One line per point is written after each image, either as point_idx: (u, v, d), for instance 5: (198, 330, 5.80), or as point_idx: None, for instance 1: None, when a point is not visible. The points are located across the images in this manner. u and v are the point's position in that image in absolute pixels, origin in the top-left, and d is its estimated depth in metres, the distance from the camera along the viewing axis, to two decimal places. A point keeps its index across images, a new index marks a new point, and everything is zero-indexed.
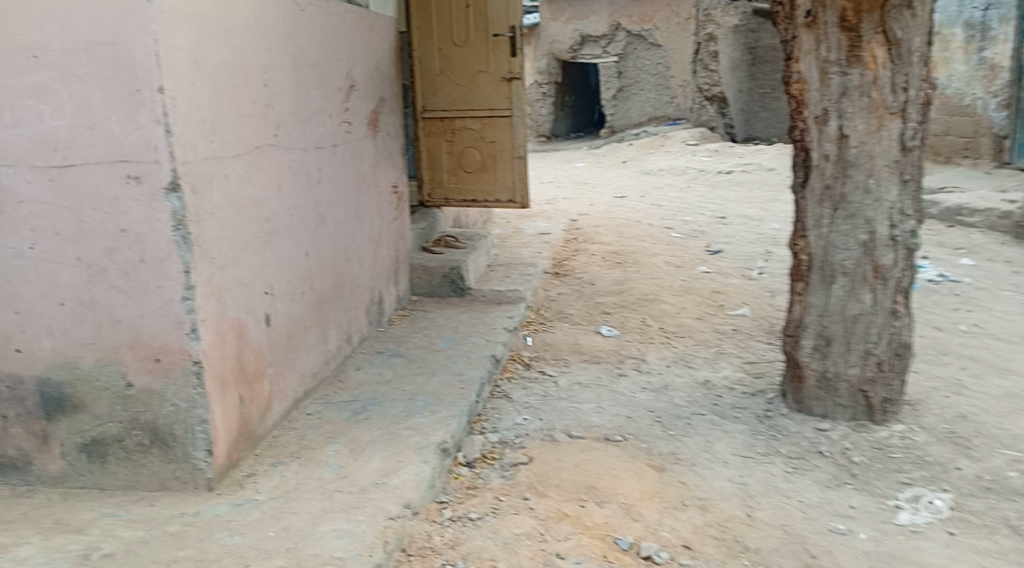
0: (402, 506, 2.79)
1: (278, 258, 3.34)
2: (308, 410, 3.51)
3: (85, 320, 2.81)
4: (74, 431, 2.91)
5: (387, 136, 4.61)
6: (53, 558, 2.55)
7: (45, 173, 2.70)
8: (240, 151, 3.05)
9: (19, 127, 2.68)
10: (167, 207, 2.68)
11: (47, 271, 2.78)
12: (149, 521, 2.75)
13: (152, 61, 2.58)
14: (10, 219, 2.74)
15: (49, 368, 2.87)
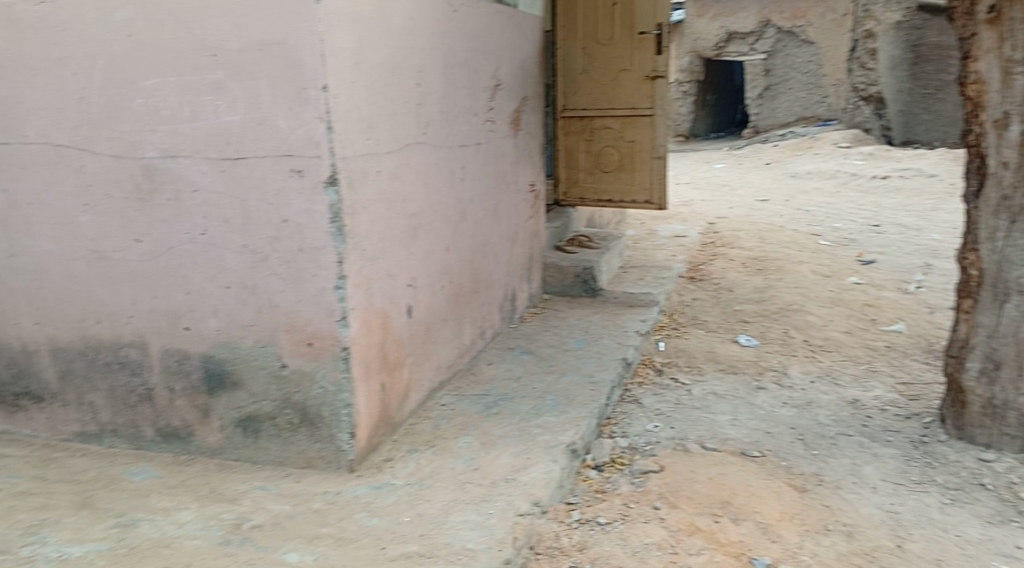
0: (532, 504, 2.81)
1: (421, 252, 3.43)
2: (442, 401, 3.59)
3: (247, 304, 2.98)
4: (232, 407, 3.10)
5: (528, 135, 4.64)
6: (208, 525, 2.73)
7: (218, 165, 2.88)
8: (393, 148, 3.16)
9: (197, 121, 2.86)
10: (325, 200, 2.81)
11: (215, 256, 2.97)
12: (295, 497, 2.90)
13: (318, 61, 2.70)
14: (186, 206, 2.94)
15: (213, 346, 3.06)
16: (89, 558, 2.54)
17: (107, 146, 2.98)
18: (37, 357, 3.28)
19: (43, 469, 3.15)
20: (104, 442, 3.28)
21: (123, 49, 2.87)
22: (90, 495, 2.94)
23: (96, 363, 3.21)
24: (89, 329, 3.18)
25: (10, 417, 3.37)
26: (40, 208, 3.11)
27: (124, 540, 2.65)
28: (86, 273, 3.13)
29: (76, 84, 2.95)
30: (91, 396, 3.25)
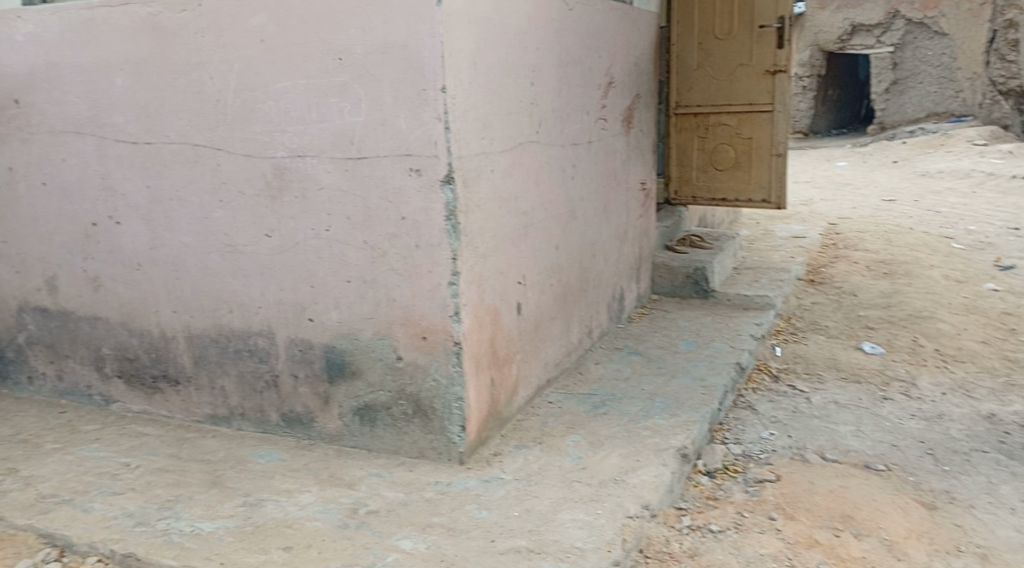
0: (641, 506, 2.79)
1: (531, 250, 3.45)
2: (550, 399, 3.61)
3: (367, 298, 3.08)
4: (351, 396, 3.21)
5: (640, 133, 4.60)
6: (327, 508, 2.85)
7: (342, 164, 2.99)
8: (506, 147, 3.19)
9: (323, 122, 2.98)
10: (441, 198, 2.87)
11: (338, 252, 3.09)
12: (408, 485, 2.98)
13: (438, 62, 2.76)
14: (311, 203, 3.07)
15: (334, 337, 3.18)
16: (219, 534, 2.72)
17: (241, 146, 3.14)
18: (174, 343, 3.49)
19: (178, 448, 3.35)
20: (233, 425, 3.47)
21: (256, 54, 3.01)
22: (220, 474, 3.12)
23: (227, 351, 3.39)
24: (221, 318, 3.36)
25: (149, 398, 3.61)
26: (179, 203, 3.31)
27: (250, 518, 2.80)
28: (218, 265, 3.31)
29: (213, 87, 3.12)
30: (222, 381, 3.43)
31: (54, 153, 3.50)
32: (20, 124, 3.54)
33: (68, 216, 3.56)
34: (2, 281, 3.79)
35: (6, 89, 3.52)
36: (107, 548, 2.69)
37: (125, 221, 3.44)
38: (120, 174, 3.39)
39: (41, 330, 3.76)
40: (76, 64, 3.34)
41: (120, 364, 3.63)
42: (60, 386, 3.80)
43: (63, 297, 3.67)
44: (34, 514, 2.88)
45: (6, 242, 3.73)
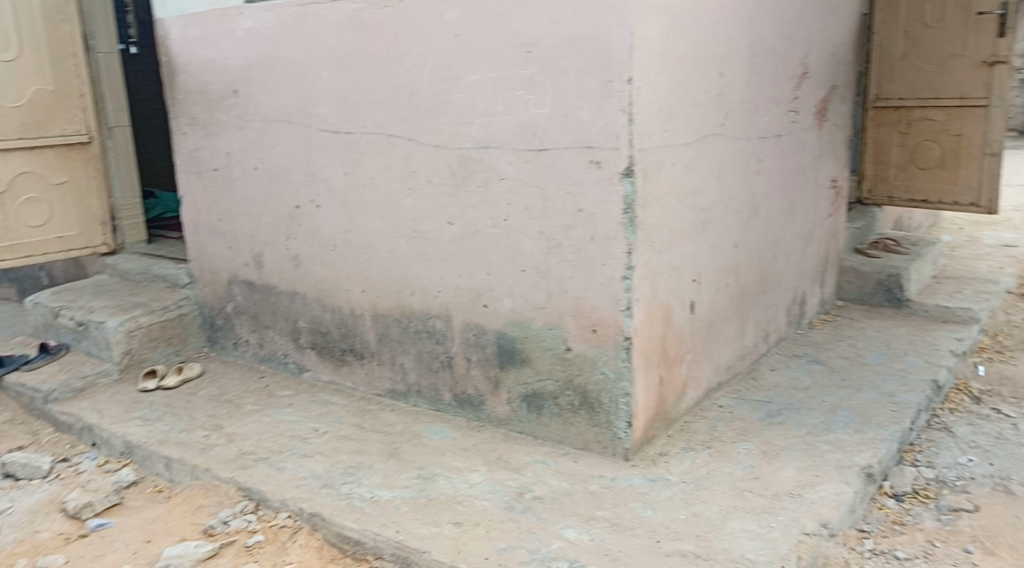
0: (819, 524, 2.66)
1: (710, 247, 3.37)
2: (720, 402, 3.51)
3: (541, 288, 3.13)
4: (520, 382, 3.27)
5: (834, 128, 4.36)
6: (496, 490, 2.92)
7: (524, 155, 3.04)
8: (690, 140, 3.12)
9: (509, 114, 3.04)
10: (620, 191, 2.86)
11: (515, 241, 3.15)
12: (574, 476, 3.00)
13: (626, 53, 2.74)
14: (493, 193, 3.15)
15: (507, 324, 3.25)
16: (395, 504, 2.87)
17: (431, 137, 3.26)
18: (360, 320, 3.70)
19: (360, 418, 3.55)
20: (409, 401, 3.63)
21: (450, 47, 3.12)
22: (397, 446, 3.28)
23: (408, 330, 3.55)
24: (404, 299, 3.52)
25: (336, 369, 3.85)
26: (372, 190, 3.49)
27: (423, 491, 2.94)
28: (404, 250, 3.47)
29: (409, 80, 3.26)
30: (402, 358, 3.60)
31: (265, 140, 3.79)
32: (238, 112, 3.86)
33: (274, 198, 3.85)
34: (216, 255, 4.16)
35: (227, 81, 3.85)
36: (296, 505, 2.90)
37: (324, 204, 3.67)
38: (322, 161, 3.62)
39: (246, 301, 4.10)
40: (288, 57, 3.60)
41: (312, 336, 3.89)
42: (260, 352, 4.12)
43: (266, 272, 3.98)
44: (235, 468, 3.16)
45: (221, 220, 4.08)
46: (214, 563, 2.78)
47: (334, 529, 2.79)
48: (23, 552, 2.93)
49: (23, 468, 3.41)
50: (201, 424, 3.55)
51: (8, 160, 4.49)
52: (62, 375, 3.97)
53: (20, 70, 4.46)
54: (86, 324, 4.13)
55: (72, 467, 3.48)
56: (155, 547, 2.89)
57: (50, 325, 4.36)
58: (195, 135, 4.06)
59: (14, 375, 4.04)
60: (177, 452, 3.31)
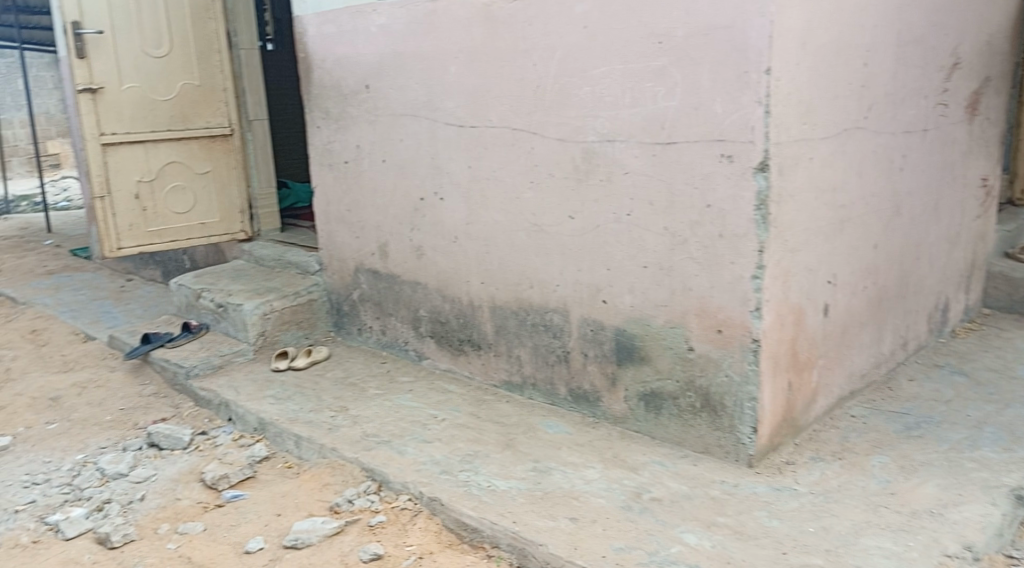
0: (962, 546, 2.49)
1: (846, 247, 3.20)
2: (853, 412, 3.34)
3: (663, 285, 3.05)
4: (638, 380, 3.21)
5: (986, 122, 4.06)
6: (613, 488, 2.88)
7: (651, 149, 2.97)
8: (829, 134, 2.97)
9: (637, 106, 2.98)
10: (753, 186, 2.75)
11: (638, 236, 3.08)
12: (694, 479, 2.92)
13: (764, 43, 2.63)
14: (617, 187, 3.10)
15: (627, 321, 3.19)
16: (512, 494, 2.88)
17: (555, 130, 3.24)
18: (479, 311, 3.72)
19: (476, 407, 3.58)
20: (525, 394, 3.63)
21: (579, 40, 3.08)
22: (513, 437, 3.28)
23: (525, 323, 3.55)
24: (522, 293, 3.52)
25: (454, 358, 3.89)
26: (494, 183, 3.50)
27: (539, 484, 2.93)
28: (525, 243, 3.46)
29: (536, 74, 3.24)
30: (519, 351, 3.60)
31: (394, 134, 3.87)
32: (368, 107, 3.95)
33: (400, 190, 3.92)
34: (344, 244, 4.28)
35: (359, 76, 3.94)
36: (416, 489, 2.96)
37: (447, 197, 3.71)
38: (447, 155, 3.66)
39: (371, 289, 4.21)
40: (418, 52, 3.65)
41: (432, 326, 3.95)
42: (382, 339, 4.22)
43: (391, 262, 4.06)
44: (359, 449, 3.25)
45: (350, 211, 4.20)
46: (339, 540, 2.85)
47: (453, 514, 2.83)
48: (166, 517, 3.09)
49: (167, 438, 3.61)
50: (327, 405, 3.67)
51: (157, 150, 4.79)
52: (202, 353, 4.19)
53: (170, 66, 4.77)
54: (225, 306, 4.34)
55: (210, 440, 3.67)
56: (285, 520, 3.00)
57: (191, 306, 4.60)
58: (328, 129, 4.19)
59: (160, 351, 4.30)
60: (305, 430, 3.44)
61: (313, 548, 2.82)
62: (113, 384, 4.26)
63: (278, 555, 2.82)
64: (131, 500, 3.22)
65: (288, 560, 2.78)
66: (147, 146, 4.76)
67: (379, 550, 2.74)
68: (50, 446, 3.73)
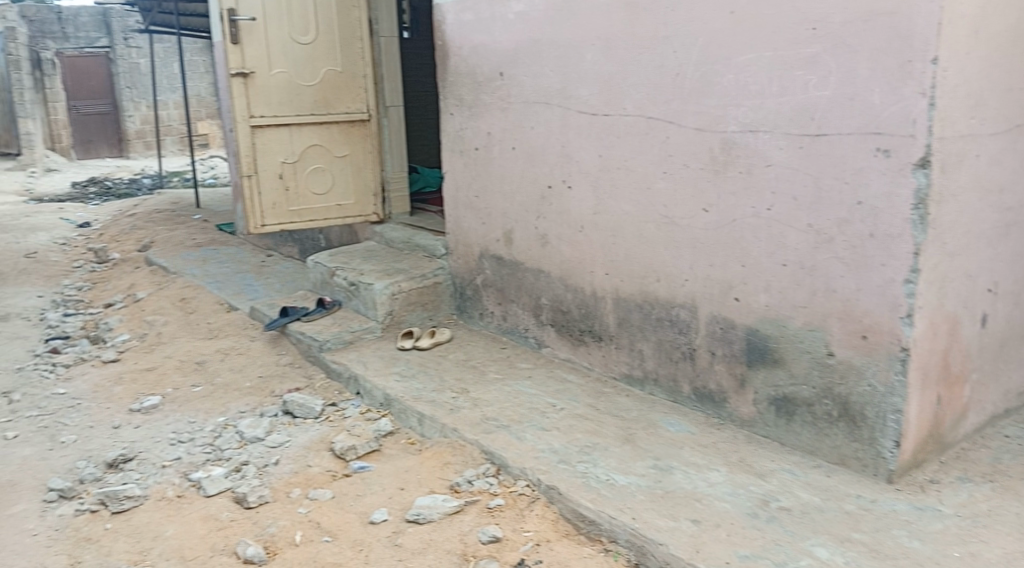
0: None
1: (1010, 254, 2.97)
2: (1006, 431, 3.10)
3: (803, 285, 2.92)
4: (769, 384, 3.08)
5: None
6: (737, 492, 2.79)
7: (798, 141, 2.84)
8: (999, 130, 2.76)
9: (784, 96, 2.85)
10: (912, 183, 2.58)
11: (778, 233, 2.96)
12: (826, 491, 2.78)
13: (932, 30, 2.46)
14: (758, 180, 2.98)
15: (761, 321, 3.07)
16: (631, 490, 2.83)
17: (693, 120, 3.14)
18: (602, 302, 3.67)
19: (596, 399, 3.54)
20: (646, 389, 3.56)
21: (724, 26, 2.98)
22: (633, 432, 3.23)
23: (650, 317, 3.47)
24: (649, 286, 3.45)
25: (574, 348, 3.86)
26: (625, 172, 3.44)
27: (660, 482, 2.87)
28: (654, 235, 3.39)
29: (676, 61, 3.16)
30: (642, 345, 3.53)
31: (526, 122, 3.87)
32: (502, 93, 3.96)
33: (529, 178, 3.91)
34: (471, 229, 4.32)
35: (495, 63, 3.96)
36: (534, 476, 2.95)
37: (576, 185, 3.68)
38: (578, 143, 3.62)
39: (494, 275, 4.23)
40: (554, 39, 3.63)
41: (554, 314, 3.93)
42: (503, 325, 4.24)
43: (516, 249, 4.07)
44: (479, 432, 3.28)
45: (478, 197, 4.23)
46: (459, 519, 2.88)
47: (571, 504, 2.81)
48: (298, 482, 3.22)
49: (300, 408, 3.76)
50: (450, 386, 3.72)
51: (300, 131, 4.98)
52: (334, 328, 4.33)
53: (316, 52, 4.93)
54: (357, 285, 4.46)
55: (339, 412, 3.79)
56: (407, 495, 3.06)
57: (326, 283, 4.77)
58: (461, 116, 4.23)
59: (295, 324, 4.48)
60: (429, 409, 3.50)
61: (434, 525, 2.86)
62: (252, 352, 4.48)
63: (400, 529, 2.87)
64: (266, 463, 3.37)
65: (410, 534, 2.83)
66: (292, 129, 4.95)
67: (498, 533, 2.75)
68: (194, 407, 3.95)
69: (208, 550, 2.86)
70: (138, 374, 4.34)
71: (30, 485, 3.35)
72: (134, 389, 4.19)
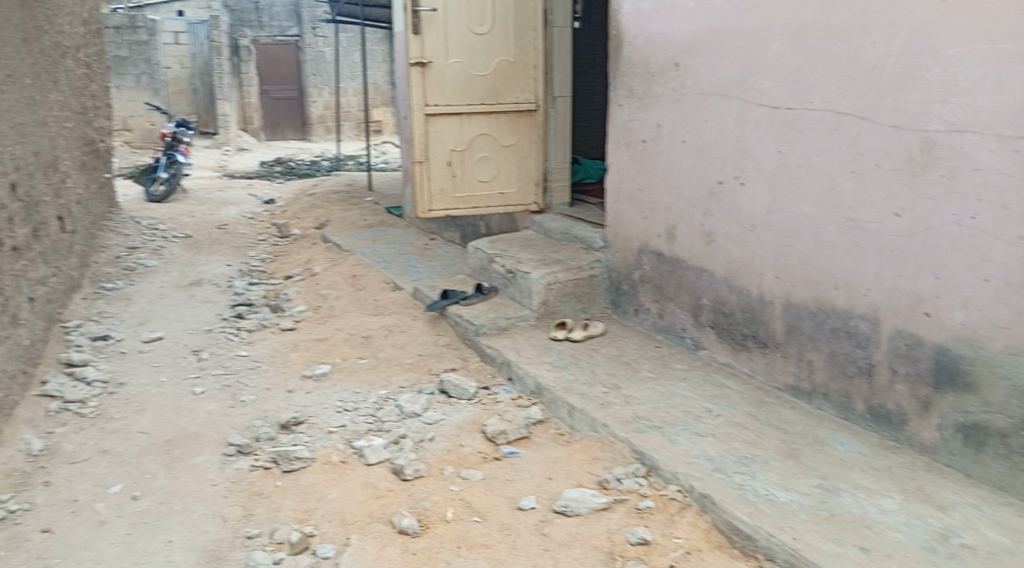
0: None
1: None
2: None
3: (1008, 303, 2.66)
4: (957, 409, 2.84)
5: None
6: (913, 523, 2.59)
7: (1013, 143, 2.60)
8: None
9: (1000, 94, 2.62)
10: None
11: (981, 244, 2.72)
12: (1018, 532, 2.53)
13: None
14: (960, 184, 2.75)
15: (953, 340, 2.83)
16: (793, 508, 2.68)
17: (889, 117, 2.94)
18: (769, 307, 3.51)
19: (757, 408, 3.39)
20: (813, 402, 3.37)
21: (933, 16, 2.77)
22: (797, 447, 3.06)
23: (823, 327, 3.28)
24: (824, 293, 3.26)
25: (735, 353, 3.72)
26: (806, 170, 3.26)
27: (825, 503, 2.71)
28: (834, 239, 3.19)
29: (873, 53, 2.96)
30: (811, 355, 3.34)
31: (700, 114, 3.74)
32: (676, 84, 3.85)
33: (698, 173, 3.79)
34: (633, 223, 4.25)
35: (671, 53, 3.86)
36: (688, 482, 2.87)
37: (750, 182, 3.52)
38: (755, 137, 3.47)
39: (654, 271, 4.14)
40: (737, 28, 3.49)
41: (715, 316, 3.80)
42: (659, 322, 4.15)
43: (678, 246, 3.96)
44: (631, 430, 3.22)
45: (642, 191, 4.15)
46: (608, 516, 2.84)
47: (725, 516, 2.70)
48: (451, 460, 3.28)
49: (455, 388, 3.84)
50: (602, 380, 3.68)
51: (472, 119, 5.07)
52: (491, 314, 4.38)
53: (492, 42, 5.00)
54: (514, 273, 4.50)
55: (491, 396, 3.83)
56: (556, 486, 3.05)
57: (484, 269, 4.84)
58: (630, 107, 4.15)
59: (454, 307, 4.57)
60: (580, 402, 3.47)
61: (582, 519, 2.83)
62: (413, 331, 4.62)
63: (548, 518, 2.87)
64: (422, 438, 3.46)
65: (557, 525, 2.82)
66: (463, 117, 5.05)
67: (647, 535, 2.69)
68: (359, 379, 4.12)
69: (366, 516, 2.96)
70: (310, 344, 4.58)
71: (212, 438, 3.61)
72: (306, 357, 4.42)
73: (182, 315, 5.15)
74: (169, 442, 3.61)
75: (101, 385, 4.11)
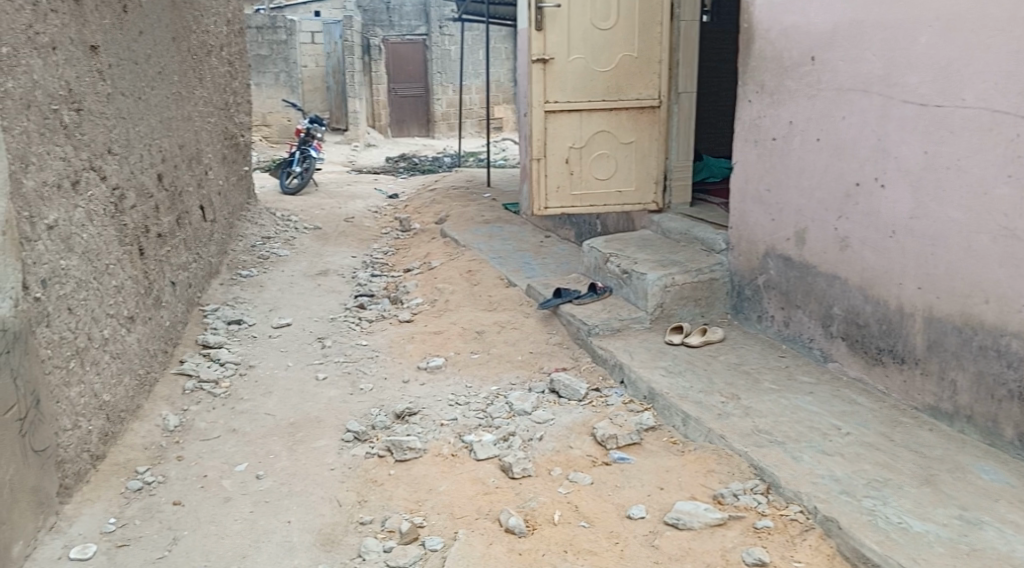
0: None
1: None
2: None
3: None
4: None
5: None
6: None
7: None
8: None
9: None
10: None
11: None
12: None
13: None
14: None
15: None
16: (929, 539, 2.48)
17: None
18: (908, 320, 3.27)
19: (890, 428, 3.16)
20: (954, 425, 3.12)
21: None
22: (935, 473, 2.83)
23: (970, 344, 3.02)
24: (972, 307, 3.01)
25: (868, 367, 3.49)
26: (955, 173, 3.02)
27: (966, 536, 2.49)
28: (985, 249, 2.94)
29: None
30: (955, 375, 3.09)
31: (837, 111, 3.52)
32: (811, 80, 3.65)
33: (833, 173, 3.58)
34: (759, 226, 4.06)
35: (808, 47, 3.66)
36: (811, 503, 2.70)
37: (891, 185, 3.29)
38: (898, 137, 3.24)
39: (780, 277, 3.94)
40: (882, 19, 3.27)
41: (847, 327, 3.58)
42: (784, 331, 3.95)
43: (808, 250, 3.75)
44: (750, 443, 3.07)
45: (770, 192, 3.95)
46: (723, 533, 2.71)
47: (852, 542, 2.53)
48: (560, 462, 3.22)
49: (566, 388, 3.78)
50: (720, 389, 3.53)
51: (593, 115, 4.98)
52: (605, 314, 4.29)
53: (616, 37, 4.89)
54: (630, 273, 4.39)
55: (602, 398, 3.75)
56: (668, 496, 2.94)
57: (600, 269, 4.75)
58: (760, 104, 3.97)
59: (569, 306, 4.51)
60: (695, 410, 3.34)
61: (695, 533, 2.71)
62: (526, 328, 4.58)
63: (658, 529, 2.76)
64: (531, 437, 3.42)
65: (669, 537, 2.71)
66: (584, 113, 4.98)
67: (764, 556, 2.55)
68: (472, 373, 4.13)
69: (474, 512, 2.94)
70: (426, 336, 4.63)
71: (330, 424, 3.69)
72: (421, 349, 4.47)
73: (309, 303, 5.31)
74: (290, 425, 3.71)
75: (232, 367, 4.27)
